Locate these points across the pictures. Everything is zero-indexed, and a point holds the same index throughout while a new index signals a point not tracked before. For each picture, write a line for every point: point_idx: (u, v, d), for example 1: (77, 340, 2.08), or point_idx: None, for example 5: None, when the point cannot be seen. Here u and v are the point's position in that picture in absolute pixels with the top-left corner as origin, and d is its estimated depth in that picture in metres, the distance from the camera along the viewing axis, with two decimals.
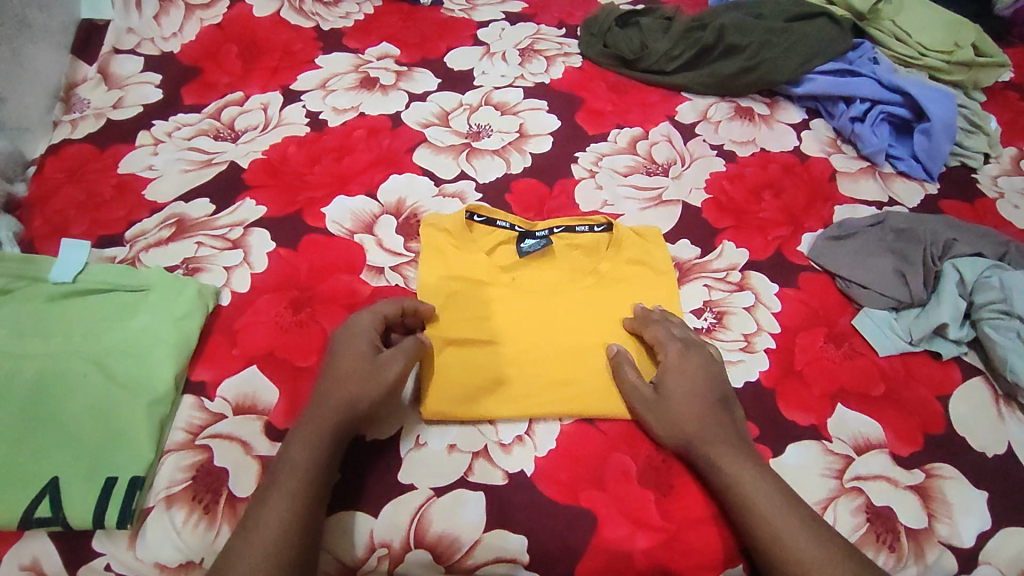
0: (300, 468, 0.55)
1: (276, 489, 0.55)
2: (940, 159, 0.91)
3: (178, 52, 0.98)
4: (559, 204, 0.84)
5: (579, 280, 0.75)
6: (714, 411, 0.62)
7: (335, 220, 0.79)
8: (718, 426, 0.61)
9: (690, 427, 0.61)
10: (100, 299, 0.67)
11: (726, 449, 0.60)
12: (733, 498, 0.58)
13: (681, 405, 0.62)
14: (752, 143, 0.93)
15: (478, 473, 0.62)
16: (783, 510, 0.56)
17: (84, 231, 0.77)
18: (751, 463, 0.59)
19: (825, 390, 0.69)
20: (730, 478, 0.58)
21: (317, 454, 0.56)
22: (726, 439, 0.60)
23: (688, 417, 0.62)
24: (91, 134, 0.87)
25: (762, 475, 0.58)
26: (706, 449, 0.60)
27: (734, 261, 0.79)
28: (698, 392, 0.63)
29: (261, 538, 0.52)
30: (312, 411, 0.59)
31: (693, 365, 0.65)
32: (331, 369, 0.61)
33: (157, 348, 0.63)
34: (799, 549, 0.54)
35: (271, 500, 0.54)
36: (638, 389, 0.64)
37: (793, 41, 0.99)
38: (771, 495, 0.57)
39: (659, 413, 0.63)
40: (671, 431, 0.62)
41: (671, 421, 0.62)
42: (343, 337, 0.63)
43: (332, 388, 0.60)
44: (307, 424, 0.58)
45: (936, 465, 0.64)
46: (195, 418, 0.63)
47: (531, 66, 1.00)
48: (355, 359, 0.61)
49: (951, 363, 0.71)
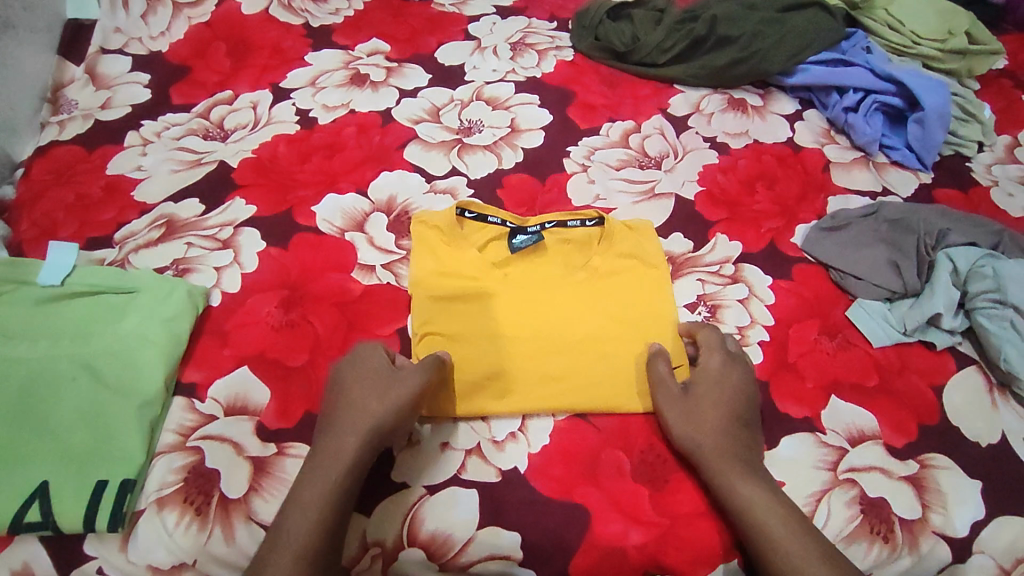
0: (300, 532, 0.54)
1: (278, 550, 0.53)
2: (935, 148, 0.90)
3: (166, 51, 0.97)
4: (551, 198, 0.84)
5: (571, 274, 0.74)
6: (737, 428, 0.62)
7: (325, 218, 0.78)
8: (739, 445, 0.61)
9: (713, 438, 0.61)
10: (89, 301, 0.66)
11: (736, 462, 0.60)
12: (738, 510, 0.58)
13: (703, 412, 0.62)
14: (745, 135, 0.93)
15: (472, 471, 0.62)
16: (795, 533, 0.56)
17: (72, 233, 0.76)
18: (765, 484, 0.59)
19: (819, 382, 0.68)
20: (736, 492, 0.58)
21: (322, 512, 0.55)
22: (743, 460, 0.60)
23: (708, 423, 0.62)
24: (79, 135, 0.87)
25: (776, 497, 0.58)
26: (718, 459, 0.60)
27: (728, 254, 0.78)
28: (728, 406, 0.63)
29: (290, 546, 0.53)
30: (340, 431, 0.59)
31: (732, 379, 0.65)
32: (339, 415, 0.60)
33: (147, 350, 0.63)
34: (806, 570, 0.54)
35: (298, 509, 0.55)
36: (666, 383, 0.64)
37: (786, 31, 0.98)
38: (782, 515, 0.57)
39: (681, 409, 0.63)
40: (689, 434, 0.61)
41: (692, 425, 0.62)
42: (357, 372, 0.63)
43: (342, 437, 0.59)
44: (313, 475, 0.57)
45: (930, 456, 0.64)
46: (185, 420, 0.62)
47: (522, 60, 0.99)
48: (365, 405, 0.60)
49: (945, 352, 0.71)
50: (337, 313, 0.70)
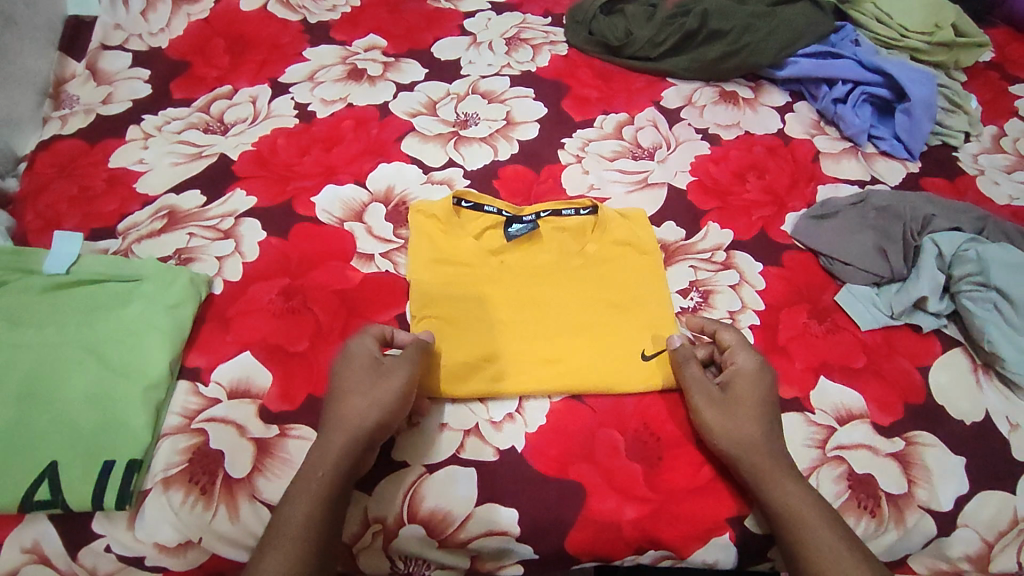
0: (297, 528, 0.54)
1: (276, 542, 0.54)
2: (922, 138, 0.92)
3: (166, 47, 0.99)
4: (546, 188, 0.85)
5: (565, 261, 0.76)
6: (773, 430, 0.62)
7: (324, 208, 0.80)
8: (776, 448, 0.61)
9: (751, 440, 0.61)
10: (94, 289, 0.67)
11: (775, 463, 0.60)
12: (780, 512, 0.58)
13: (737, 415, 0.62)
14: (736, 126, 0.94)
15: (470, 450, 0.63)
16: (836, 539, 0.56)
17: (75, 224, 0.78)
18: (806, 487, 0.59)
19: (808, 363, 0.70)
20: (778, 494, 0.58)
21: (317, 504, 0.56)
22: (781, 463, 0.60)
23: (747, 424, 0.61)
24: (80, 129, 0.88)
25: (817, 502, 0.58)
26: (758, 459, 0.60)
27: (719, 241, 0.80)
28: (762, 407, 0.63)
29: (287, 540, 0.54)
30: (332, 427, 0.59)
31: (763, 381, 0.64)
32: (331, 408, 0.61)
33: (152, 335, 0.64)
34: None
35: (295, 503, 0.56)
36: (702, 386, 0.64)
37: (775, 25, 1.00)
38: (822, 517, 0.57)
39: (718, 409, 0.62)
40: (728, 438, 0.61)
41: (727, 428, 0.61)
42: (349, 362, 0.63)
43: (334, 429, 0.59)
44: (308, 470, 0.57)
45: (916, 433, 0.66)
46: (190, 403, 0.64)
47: (517, 55, 1.01)
48: (357, 397, 0.60)
49: (931, 335, 0.73)
50: (337, 300, 0.72)
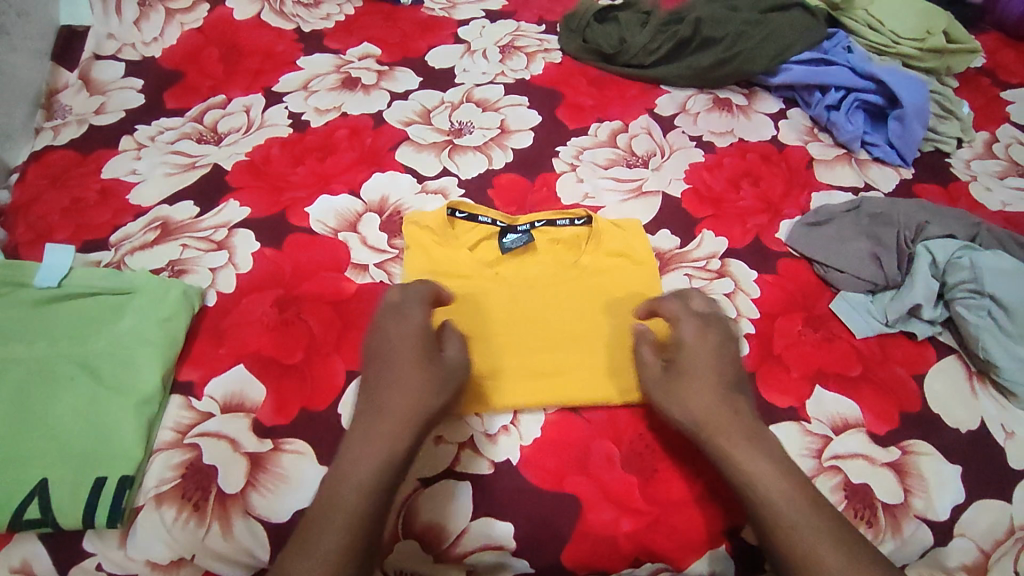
0: (349, 507, 0.54)
1: (327, 524, 0.53)
2: (915, 144, 0.93)
3: (159, 57, 0.99)
4: (540, 197, 0.85)
5: (560, 273, 0.76)
6: (732, 397, 0.61)
7: (318, 219, 0.80)
8: (738, 420, 0.59)
9: (709, 416, 0.60)
10: (86, 302, 0.67)
11: (736, 435, 0.59)
12: (747, 491, 0.57)
13: (693, 388, 0.61)
14: (730, 133, 0.95)
15: (465, 464, 0.63)
16: (807, 514, 0.55)
17: (67, 236, 0.77)
18: (777, 466, 0.57)
19: (804, 372, 0.70)
20: (743, 472, 0.57)
21: (365, 490, 0.54)
22: (744, 435, 0.59)
23: (697, 400, 0.60)
24: (73, 140, 0.88)
25: (786, 476, 0.57)
26: (718, 436, 0.59)
27: (714, 250, 0.80)
28: (713, 378, 0.61)
29: (339, 518, 0.53)
30: (384, 405, 0.59)
31: (711, 344, 0.63)
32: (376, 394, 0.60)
33: (144, 349, 0.64)
34: (825, 557, 0.53)
35: (346, 483, 0.55)
36: (649, 368, 0.65)
37: (768, 33, 1.01)
38: (791, 496, 0.56)
39: (668, 390, 0.62)
40: (683, 416, 0.61)
41: (685, 408, 0.61)
42: (390, 341, 0.62)
43: (384, 418, 0.58)
44: (354, 451, 0.56)
45: (912, 442, 0.66)
46: (183, 417, 0.63)
47: (511, 63, 1.01)
48: (413, 379, 0.60)
49: (926, 342, 0.73)
50: (332, 311, 0.71)
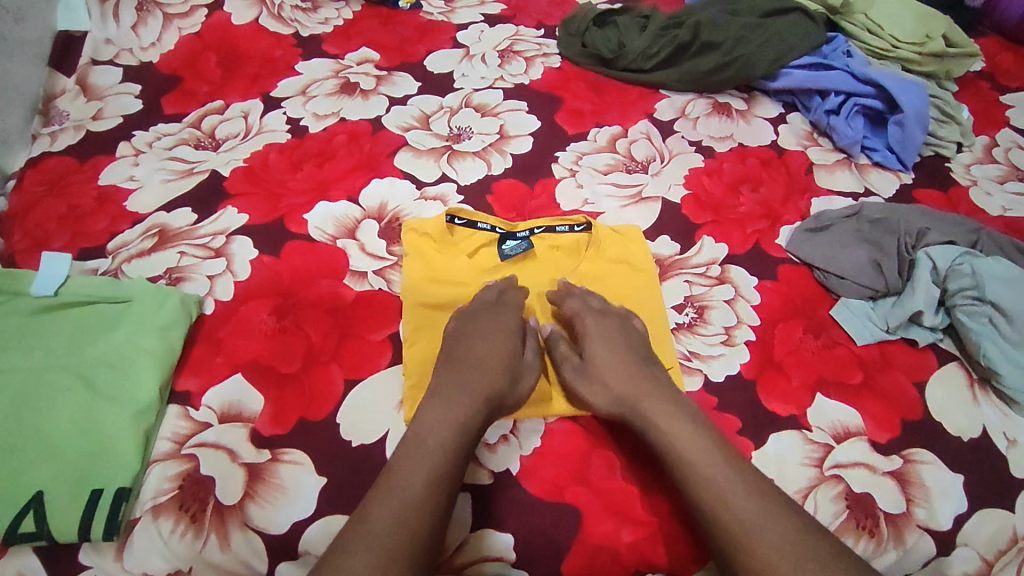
0: (433, 456, 0.57)
1: (411, 466, 0.56)
2: (915, 149, 0.92)
3: (157, 62, 0.99)
4: (539, 203, 0.85)
5: (560, 282, 0.76)
6: (642, 373, 0.65)
7: (317, 225, 0.79)
8: (653, 392, 0.63)
9: (624, 393, 0.64)
10: (84, 311, 0.66)
11: (651, 403, 0.62)
12: (670, 457, 0.59)
13: (603, 370, 0.66)
14: (729, 138, 0.94)
15: (464, 474, 0.62)
16: (722, 467, 0.57)
17: (64, 244, 0.77)
18: (694, 429, 0.60)
19: (805, 380, 0.70)
20: (665, 439, 0.60)
21: (449, 446, 0.58)
22: (660, 402, 0.62)
23: (607, 380, 0.65)
24: (70, 146, 0.87)
25: (700, 434, 0.59)
26: (637, 409, 0.63)
27: (713, 256, 0.80)
28: (617, 357, 0.67)
29: (427, 463, 0.56)
30: (469, 376, 0.64)
31: (610, 328, 0.69)
32: (456, 374, 0.64)
33: (141, 359, 0.63)
34: (743, 509, 0.54)
35: (435, 434, 0.59)
36: (566, 361, 0.69)
37: (767, 37, 1.01)
38: (709, 455, 0.58)
39: (582, 377, 0.66)
40: (595, 398, 0.65)
41: (603, 390, 0.65)
42: (478, 325, 0.69)
43: (465, 392, 0.62)
44: (438, 411, 0.61)
45: (913, 451, 0.65)
46: (180, 428, 0.63)
47: (510, 67, 1.01)
48: (501, 358, 0.66)
49: (927, 350, 0.73)
50: (330, 319, 0.71)
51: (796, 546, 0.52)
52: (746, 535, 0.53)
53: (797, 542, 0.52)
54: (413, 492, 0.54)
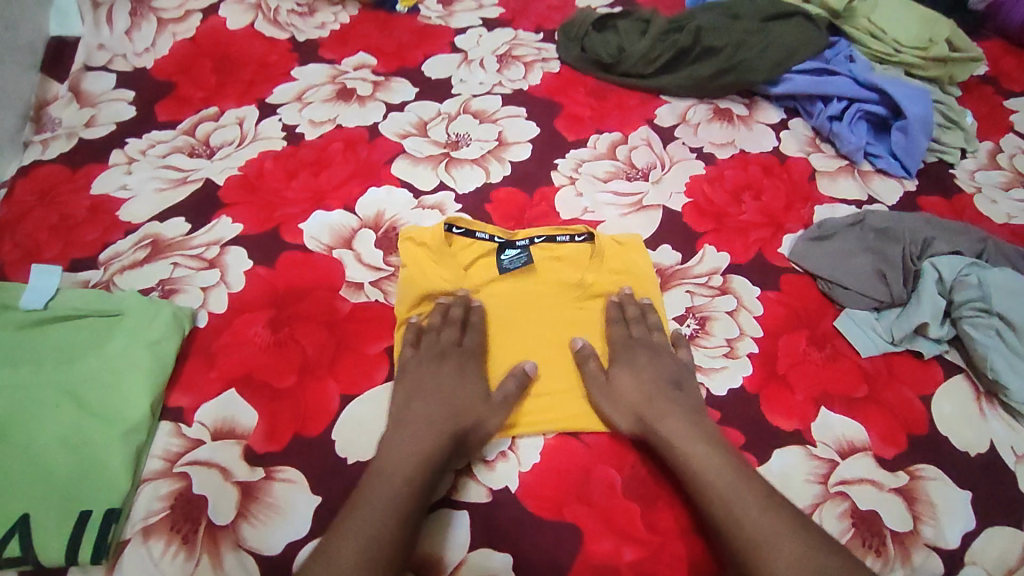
0: (386, 495, 0.55)
1: (360, 508, 0.54)
2: (918, 155, 0.91)
3: (151, 67, 0.97)
4: (538, 212, 0.83)
5: (563, 292, 0.74)
6: (667, 392, 0.65)
7: (312, 235, 0.78)
8: (671, 409, 0.63)
9: (645, 411, 0.63)
10: (74, 326, 0.65)
11: (671, 420, 0.62)
12: (687, 474, 0.58)
13: (628, 388, 0.66)
14: (731, 145, 0.93)
15: (462, 490, 0.61)
16: (733, 484, 0.56)
17: (56, 255, 0.75)
18: (712, 446, 0.59)
19: (809, 394, 0.69)
20: (682, 455, 0.59)
21: (399, 483, 0.56)
22: (681, 419, 0.62)
23: (632, 400, 0.65)
24: (62, 154, 0.86)
25: (716, 452, 0.58)
26: (657, 425, 0.62)
27: (716, 265, 0.79)
28: (644, 378, 0.66)
29: (376, 505, 0.54)
30: (424, 411, 0.62)
31: (638, 350, 0.69)
32: (422, 405, 0.63)
33: (132, 374, 0.62)
34: (755, 524, 0.53)
35: (386, 474, 0.56)
36: (594, 378, 0.67)
37: (769, 42, 0.99)
38: (724, 471, 0.57)
39: (607, 394, 0.66)
40: (620, 417, 0.64)
41: (629, 411, 0.64)
42: (437, 351, 0.67)
43: (431, 421, 0.61)
44: (396, 446, 0.59)
45: (920, 466, 0.64)
46: (172, 445, 0.61)
47: (508, 73, 0.99)
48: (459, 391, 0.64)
49: (933, 361, 0.71)
50: (326, 332, 0.70)
51: (803, 561, 0.51)
52: (758, 553, 0.52)
53: (810, 559, 0.51)
54: (366, 533, 0.53)
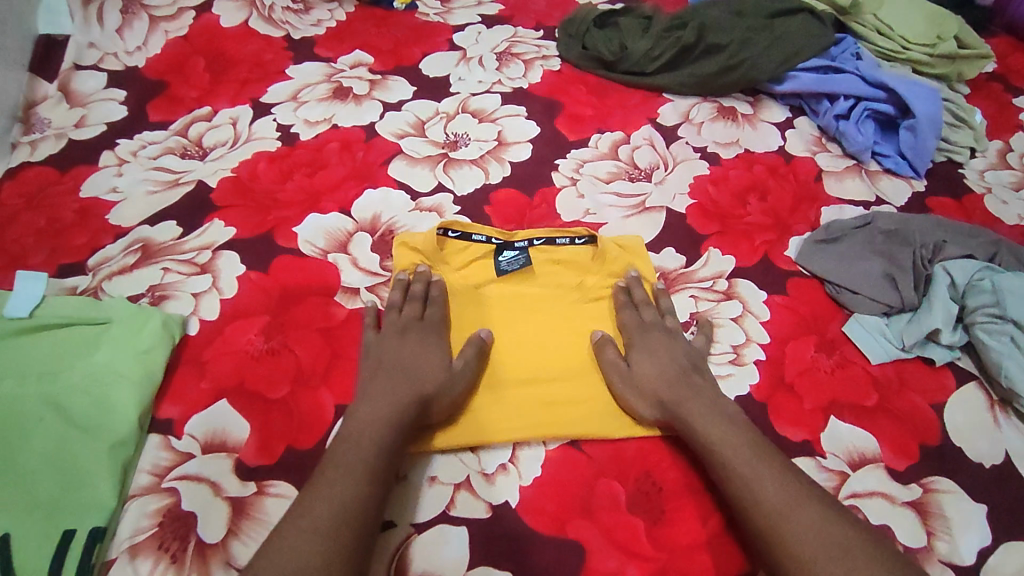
0: (357, 462, 0.54)
1: (331, 474, 0.53)
2: (927, 155, 0.89)
3: (143, 66, 0.95)
4: (539, 214, 0.81)
5: (563, 295, 0.72)
6: (687, 376, 0.64)
7: (307, 239, 0.76)
8: (691, 391, 0.62)
9: (665, 394, 0.62)
10: (61, 335, 0.63)
11: (691, 404, 0.61)
12: (706, 454, 0.57)
13: (648, 373, 0.65)
14: (735, 144, 0.91)
15: (460, 506, 0.59)
16: (750, 460, 0.55)
17: (43, 260, 0.73)
18: (729, 423, 0.58)
19: (818, 403, 0.67)
20: (700, 438, 0.58)
21: (371, 449, 0.55)
22: (702, 401, 0.61)
23: (653, 386, 0.63)
24: (51, 156, 0.84)
25: (734, 430, 0.58)
26: (678, 410, 0.61)
27: (720, 269, 0.77)
28: (664, 362, 0.65)
29: (349, 474, 0.53)
30: (381, 381, 0.61)
31: (659, 335, 0.68)
32: (383, 376, 0.61)
33: (120, 386, 0.60)
34: (772, 496, 0.53)
35: (355, 444, 0.55)
36: (615, 365, 0.66)
37: (774, 39, 0.97)
38: (741, 448, 0.56)
39: (629, 382, 0.65)
40: (643, 404, 0.63)
41: (649, 394, 0.63)
42: (400, 323, 0.67)
43: (390, 390, 0.60)
44: (363, 413, 0.57)
45: (933, 479, 0.62)
46: (161, 460, 0.59)
47: (508, 71, 0.97)
48: (421, 359, 0.64)
49: (944, 369, 0.70)
50: (321, 340, 0.68)
51: (822, 535, 0.50)
52: (777, 526, 0.51)
53: (827, 535, 0.50)
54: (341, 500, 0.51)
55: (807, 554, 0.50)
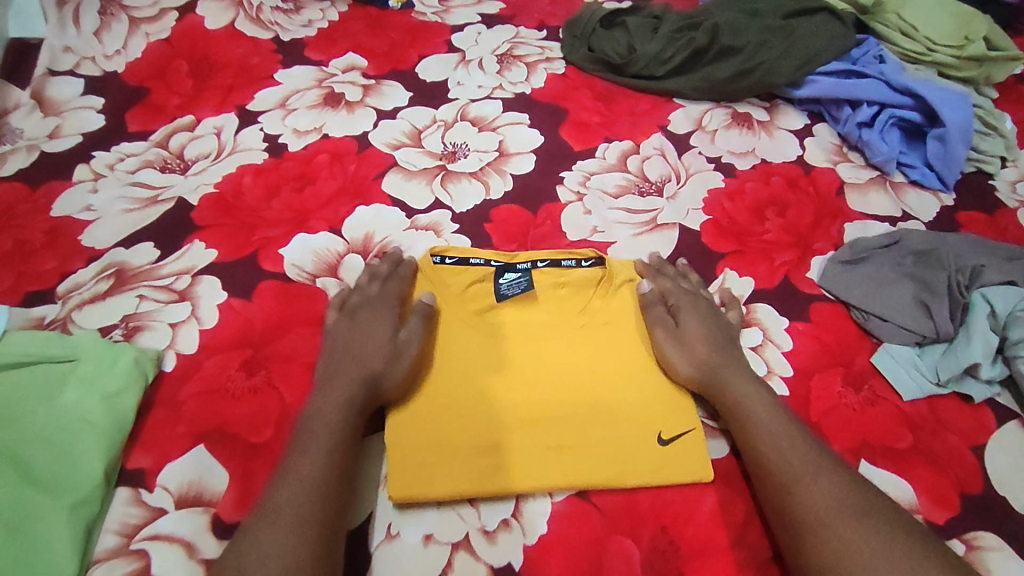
0: (313, 469, 0.52)
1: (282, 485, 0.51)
2: (957, 166, 0.83)
3: (122, 71, 0.90)
4: (543, 232, 0.76)
5: (566, 322, 0.67)
6: (731, 347, 0.64)
7: (293, 262, 0.71)
8: (734, 360, 0.63)
9: (711, 359, 0.62)
10: (22, 375, 0.58)
11: (734, 372, 0.61)
12: (740, 416, 0.58)
13: (694, 332, 0.64)
14: (751, 154, 0.85)
15: (459, 569, 0.54)
16: (783, 428, 0.57)
17: (8, 287, 0.68)
18: (763, 391, 0.60)
19: (847, 445, 0.61)
20: (736, 399, 0.59)
21: (327, 452, 0.53)
22: (743, 370, 0.62)
23: (701, 346, 0.63)
24: (21, 170, 0.78)
25: (769, 399, 0.59)
26: (721, 372, 0.61)
27: (738, 292, 0.71)
28: (710, 326, 0.65)
29: (301, 485, 0.51)
30: (337, 365, 0.59)
31: (705, 302, 0.68)
32: (336, 359, 0.60)
33: (84, 435, 0.55)
34: (796, 458, 0.54)
35: (308, 451, 0.53)
36: (663, 321, 0.66)
37: (792, 41, 0.91)
38: (774, 413, 0.58)
39: (676, 338, 0.64)
40: (686, 361, 0.63)
41: (692, 354, 0.63)
42: (362, 299, 0.65)
43: (338, 373, 0.59)
44: (317, 419, 0.55)
45: (977, 534, 0.57)
46: (130, 517, 0.54)
47: (510, 75, 0.91)
48: (371, 330, 0.62)
49: (983, 406, 0.64)
50: (307, 375, 0.63)
51: (839, 496, 0.52)
52: (792, 488, 0.53)
53: (844, 495, 0.52)
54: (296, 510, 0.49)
55: (823, 510, 0.51)
